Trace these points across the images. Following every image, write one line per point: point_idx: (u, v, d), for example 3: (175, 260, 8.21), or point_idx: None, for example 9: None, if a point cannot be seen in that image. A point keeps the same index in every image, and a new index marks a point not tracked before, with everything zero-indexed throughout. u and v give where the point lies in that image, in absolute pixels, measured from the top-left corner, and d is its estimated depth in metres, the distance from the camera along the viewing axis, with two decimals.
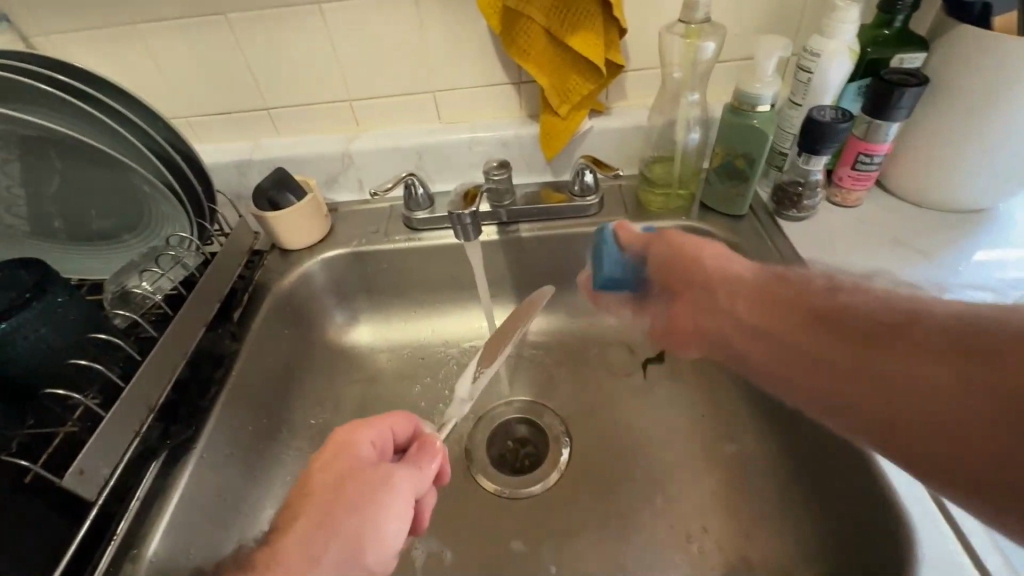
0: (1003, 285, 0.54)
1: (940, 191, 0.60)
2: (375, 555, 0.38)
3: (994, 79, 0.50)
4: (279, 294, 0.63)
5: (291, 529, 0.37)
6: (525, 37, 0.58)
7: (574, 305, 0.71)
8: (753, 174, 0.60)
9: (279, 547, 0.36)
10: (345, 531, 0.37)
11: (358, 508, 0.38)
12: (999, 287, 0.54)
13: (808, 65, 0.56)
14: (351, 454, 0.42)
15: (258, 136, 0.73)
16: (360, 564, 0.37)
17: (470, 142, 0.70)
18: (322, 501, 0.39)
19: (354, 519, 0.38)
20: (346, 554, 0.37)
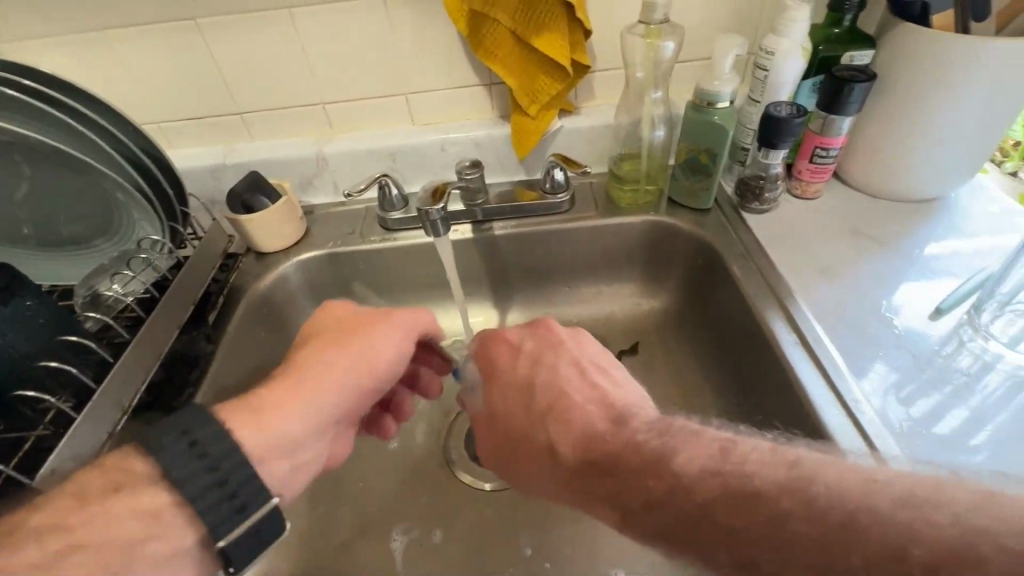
0: (954, 271, 0.57)
1: (894, 182, 0.63)
2: (382, 362, 0.47)
3: (936, 75, 0.53)
4: (255, 297, 0.63)
5: (306, 352, 0.46)
6: (492, 39, 0.60)
7: (549, 300, 0.73)
8: (716, 169, 0.62)
9: (298, 360, 0.45)
10: (355, 352, 0.46)
11: (359, 336, 0.47)
12: (950, 273, 0.56)
13: (764, 62, 0.58)
14: (340, 307, 0.50)
15: (232, 141, 0.73)
16: (372, 366, 0.46)
17: (443, 143, 0.71)
18: (328, 335, 0.46)
19: (359, 344, 0.46)
20: (358, 362, 0.46)
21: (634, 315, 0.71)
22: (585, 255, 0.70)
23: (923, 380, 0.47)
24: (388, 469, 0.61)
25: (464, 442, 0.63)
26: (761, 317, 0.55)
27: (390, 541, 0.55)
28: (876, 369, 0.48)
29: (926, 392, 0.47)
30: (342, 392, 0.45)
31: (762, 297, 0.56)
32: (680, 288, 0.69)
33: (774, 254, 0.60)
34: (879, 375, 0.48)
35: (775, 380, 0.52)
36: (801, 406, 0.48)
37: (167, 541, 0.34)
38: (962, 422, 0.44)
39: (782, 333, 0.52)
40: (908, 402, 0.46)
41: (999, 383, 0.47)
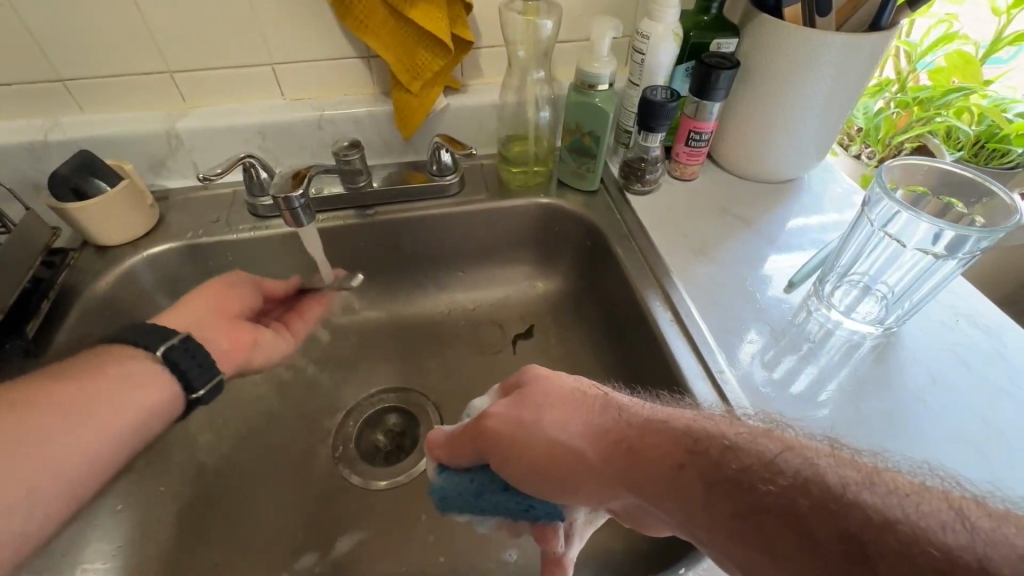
0: (811, 245, 0.62)
1: (759, 166, 0.68)
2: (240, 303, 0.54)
3: (791, 64, 0.57)
4: (94, 299, 0.55)
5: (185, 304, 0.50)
6: (360, 8, 0.55)
7: (443, 286, 0.71)
8: (600, 151, 0.63)
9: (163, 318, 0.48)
10: (217, 286, 0.53)
11: (208, 286, 0.52)
12: (807, 247, 0.62)
13: (640, 46, 0.59)
14: (235, 285, 0.54)
15: (55, 114, 0.61)
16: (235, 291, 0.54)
17: (319, 120, 0.65)
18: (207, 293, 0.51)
19: (222, 279, 0.53)
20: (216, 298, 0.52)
21: (528, 298, 0.71)
22: (477, 240, 0.69)
23: (783, 344, 0.52)
24: (269, 478, 0.56)
25: (355, 439, 0.61)
26: (641, 297, 0.57)
27: (269, 554, 0.51)
28: (745, 335, 0.53)
29: (778, 364, 0.51)
30: (214, 320, 0.50)
31: (643, 279, 0.58)
32: (571, 271, 0.70)
33: (655, 235, 0.62)
34: (741, 347, 0.52)
35: (654, 356, 0.54)
36: (676, 382, 0.50)
37: (159, 380, 0.44)
38: (810, 385, 0.49)
39: (660, 312, 0.55)
40: (771, 364, 0.50)
41: (838, 348, 0.52)
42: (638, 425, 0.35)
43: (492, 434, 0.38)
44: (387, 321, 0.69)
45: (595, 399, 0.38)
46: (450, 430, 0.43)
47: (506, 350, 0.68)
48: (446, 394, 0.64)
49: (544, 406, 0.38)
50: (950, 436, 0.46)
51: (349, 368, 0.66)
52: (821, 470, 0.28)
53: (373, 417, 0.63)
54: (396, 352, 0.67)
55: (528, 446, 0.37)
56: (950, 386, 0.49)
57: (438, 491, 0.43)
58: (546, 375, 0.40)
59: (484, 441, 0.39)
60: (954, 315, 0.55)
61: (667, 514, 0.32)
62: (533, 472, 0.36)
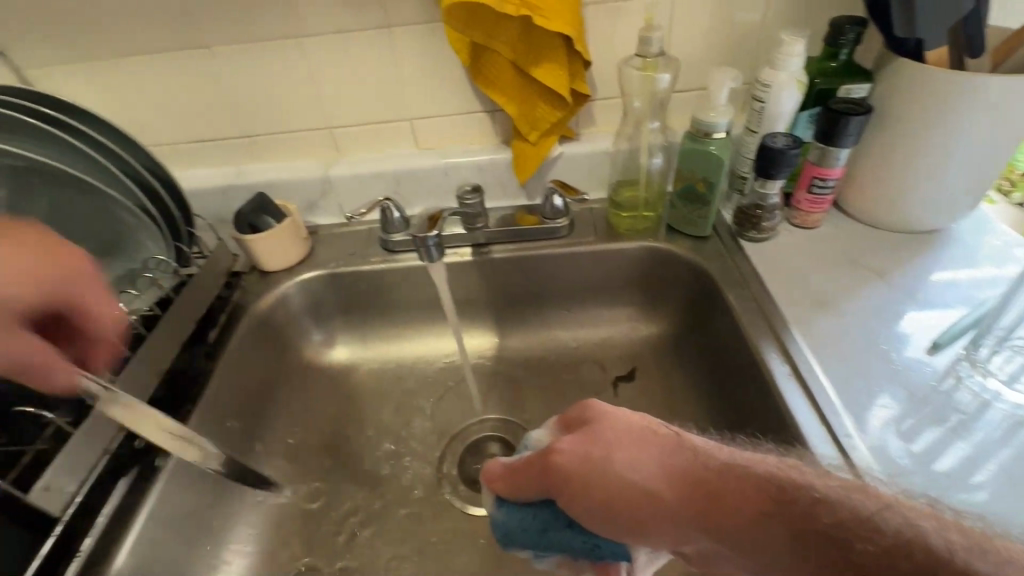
0: (961, 303, 0.56)
1: (897, 215, 0.63)
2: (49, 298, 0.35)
3: (933, 110, 0.54)
4: (258, 315, 0.65)
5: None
6: (492, 71, 0.61)
7: (547, 324, 0.73)
8: (713, 197, 0.63)
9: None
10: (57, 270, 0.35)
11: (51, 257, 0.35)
12: (956, 304, 0.56)
13: (760, 95, 0.59)
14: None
15: (241, 163, 0.75)
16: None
17: (446, 167, 0.73)
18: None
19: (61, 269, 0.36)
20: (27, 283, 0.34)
21: (631, 341, 0.71)
22: (583, 280, 0.70)
23: (926, 412, 0.47)
24: (381, 489, 0.61)
25: (459, 465, 0.64)
26: (755, 348, 0.54)
27: (378, 563, 0.55)
28: (878, 401, 0.48)
29: (909, 431, 0.46)
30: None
31: (757, 328, 0.56)
32: (677, 316, 0.69)
33: (770, 283, 0.60)
34: (874, 412, 0.47)
35: (768, 410, 0.51)
36: (795, 442, 0.47)
37: None
38: (956, 462, 0.43)
39: (776, 365, 0.52)
40: (909, 435, 0.45)
41: (996, 424, 0.46)
42: (714, 468, 0.31)
43: (561, 471, 0.34)
44: (493, 353, 0.73)
45: (666, 438, 0.34)
46: (505, 460, 0.39)
47: (606, 392, 0.68)
48: None
49: (614, 443, 0.34)
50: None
51: (455, 395, 0.70)
52: (924, 532, 0.26)
53: (475, 443, 0.66)
54: (499, 385, 0.70)
55: (603, 485, 0.33)
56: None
57: (498, 528, 0.38)
58: (610, 409, 0.36)
59: (552, 477, 0.35)
60: None
61: (750, 564, 0.30)
62: (603, 517, 0.33)
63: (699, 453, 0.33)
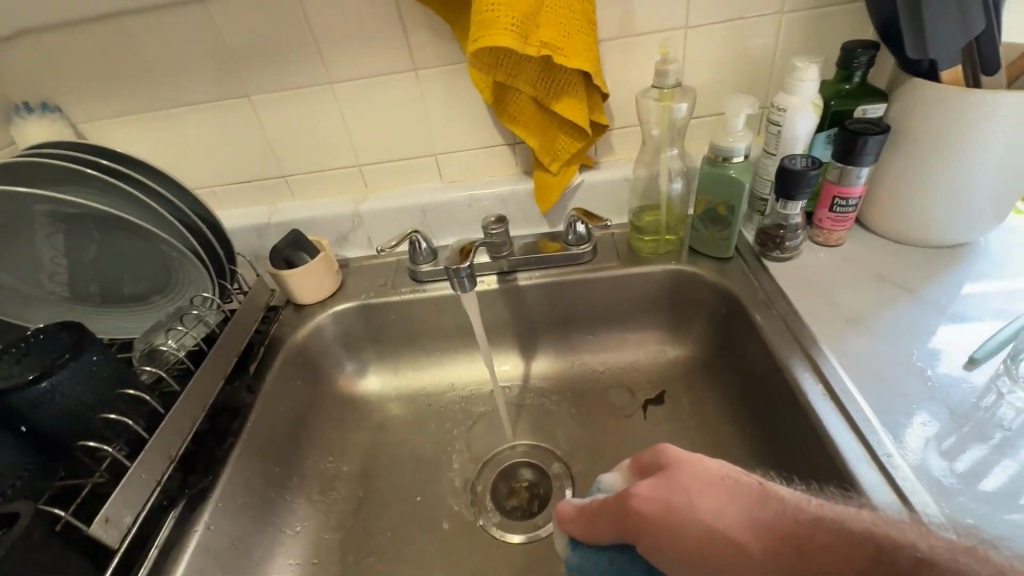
0: (992, 316, 0.55)
1: (920, 231, 0.63)
2: None
3: (950, 127, 0.54)
4: (293, 347, 0.67)
5: None
6: (514, 106, 0.64)
7: (573, 348, 0.74)
8: (735, 220, 0.64)
9: None
10: None
11: None
12: (987, 317, 0.55)
13: (776, 118, 0.60)
14: None
15: (276, 202, 0.79)
16: None
17: (470, 199, 0.75)
18: None
19: None
20: None
21: (658, 364, 0.71)
22: (608, 304, 0.71)
23: (966, 431, 0.46)
24: (416, 518, 0.62)
25: (492, 491, 0.64)
26: (786, 368, 0.54)
27: None
28: (914, 420, 0.47)
29: (953, 451, 0.45)
30: None
31: (787, 348, 0.56)
32: (705, 337, 0.69)
33: (798, 302, 0.60)
34: (912, 431, 0.46)
35: (804, 432, 0.51)
36: (834, 463, 0.47)
37: None
38: (1004, 483, 0.42)
39: (810, 386, 0.52)
40: (950, 455, 0.44)
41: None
42: (805, 522, 0.29)
43: (636, 515, 0.34)
44: (521, 379, 0.74)
45: (751, 488, 0.32)
46: (581, 502, 0.39)
47: (637, 415, 0.68)
48: (577, 455, 0.65)
49: (693, 489, 0.33)
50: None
51: (485, 421, 0.71)
52: None
53: (507, 469, 0.66)
54: (528, 410, 0.71)
55: (680, 533, 0.32)
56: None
57: (575, 571, 0.39)
58: (689, 457, 0.36)
59: (628, 520, 0.34)
60: None
61: None
62: (683, 565, 0.31)
63: (788, 504, 0.31)
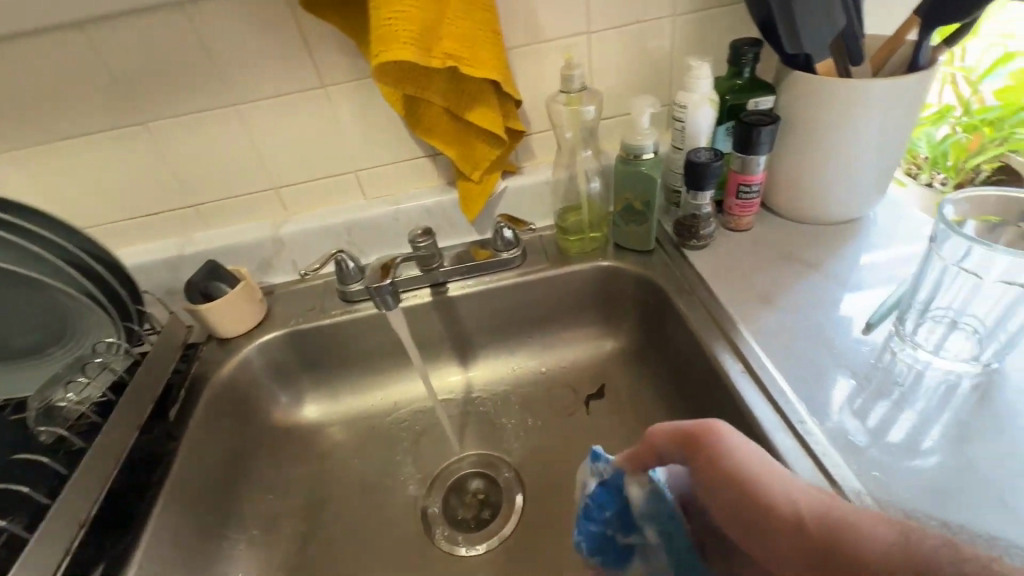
0: (883, 282, 0.61)
1: (816, 211, 0.68)
2: None
3: (830, 114, 0.59)
4: (218, 384, 0.64)
5: None
6: (427, 118, 0.64)
7: (513, 352, 0.75)
8: (652, 213, 0.66)
9: None
10: None
11: None
12: (879, 284, 0.61)
13: (679, 115, 0.64)
14: None
15: (188, 232, 0.75)
16: None
17: (395, 214, 0.74)
18: None
19: None
20: None
21: (597, 358, 0.73)
22: (542, 306, 0.73)
23: (872, 389, 0.50)
24: (365, 545, 0.60)
25: (443, 506, 0.63)
26: (709, 351, 0.57)
27: None
28: (826, 385, 0.51)
29: (859, 415, 0.48)
30: None
31: (709, 332, 0.59)
32: (636, 329, 0.71)
33: (715, 286, 0.63)
34: (826, 396, 0.50)
35: (730, 410, 0.54)
36: (756, 436, 0.49)
37: None
38: (906, 433, 0.47)
39: (730, 364, 0.55)
40: (861, 414, 0.48)
41: (933, 390, 0.50)
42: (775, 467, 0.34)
43: (679, 432, 0.38)
44: (464, 389, 0.73)
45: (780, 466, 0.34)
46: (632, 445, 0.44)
47: (580, 412, 0.69)
48: (524, 459, 0.66)
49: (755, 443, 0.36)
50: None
51: (432, 436, 0.70)
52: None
53: (457, 481, 0.66)
54: (474, 420, 0.71)
55: (716, 450, 0.36)
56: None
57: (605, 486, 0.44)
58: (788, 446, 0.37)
59: (689, 440, 0.37)
60: None
61: (766, 519, 0.32)
62: (663, 446, 0.39)
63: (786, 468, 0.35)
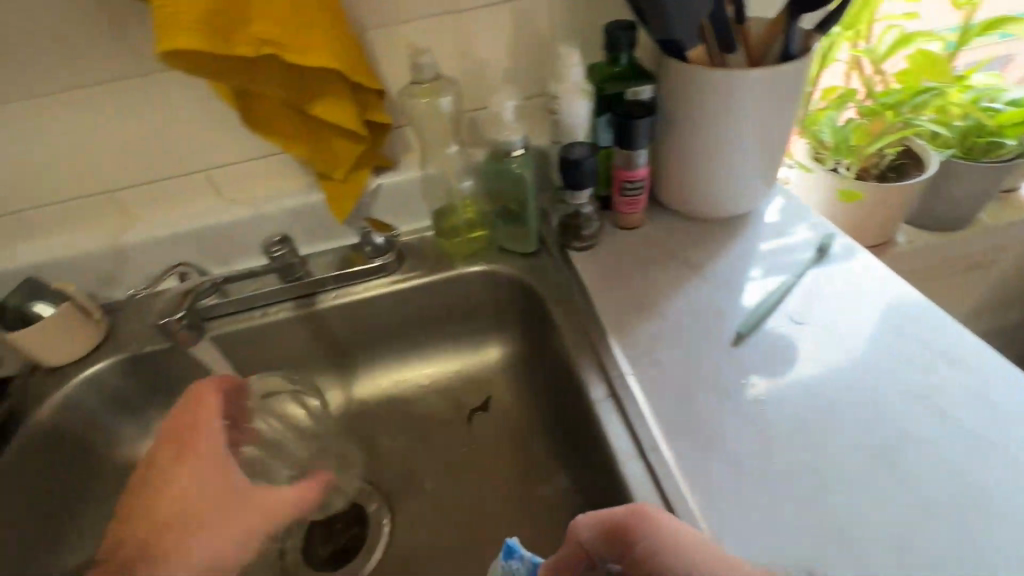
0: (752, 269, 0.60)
1: (702, 205, 0.64)
2: None
3: (706, 105, 0.56)
4: (42, 423, 0.57)
5: None
6: (263, 111, 0.56)
7: (396, 362, 0.69)
8: (530, 214, 0.61)
9: None
10: None
11: None
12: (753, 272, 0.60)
13: (552, 107, 0.58)
14: None
15: (9, 243, 0.64)
16: None
17: (254, 217, 0.66)
18: None
19: None
20: None
21: (484, 368, 0.69)
22: (424, 316, 0.67)
23: (719, 388, 0.49)
24: None
25: (303, 541, 0.59)
26: (577, 366, 0.54)
27: None
28: (680, 392, 0.49)
29: (774, 435, 0.46)
30: None
31: (579, 344, 0.55)
32: (522, 338, 0.67)
33: (593, 291, 0.59)
34: (675, 399, 0.49)
35: (593, 432, 0.50)
36: (611, 461, 0.47)
37: None
38: (742, 432, 0.46)
39: (596, 390, 0.51)
40: (706, 413, 0.47)
41: (777, 383, 0.49)
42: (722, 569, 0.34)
43: (610, 521, 0.38)
44: (340, 409, 0.68)
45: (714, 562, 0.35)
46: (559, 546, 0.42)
47: (461, 428, 0.65)
48: (398, 483, 0.62)
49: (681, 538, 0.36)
50: (936, 440, 0.44)
51: None
52: None
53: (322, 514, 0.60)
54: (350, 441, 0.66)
55: (646, 548, 0.36)
56: (869, 413, 0.46)
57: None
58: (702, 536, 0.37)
59: (620, 531, 0.37)
60: (930, 354, 0.50)
61: None
62: (599, 538, 0.39)
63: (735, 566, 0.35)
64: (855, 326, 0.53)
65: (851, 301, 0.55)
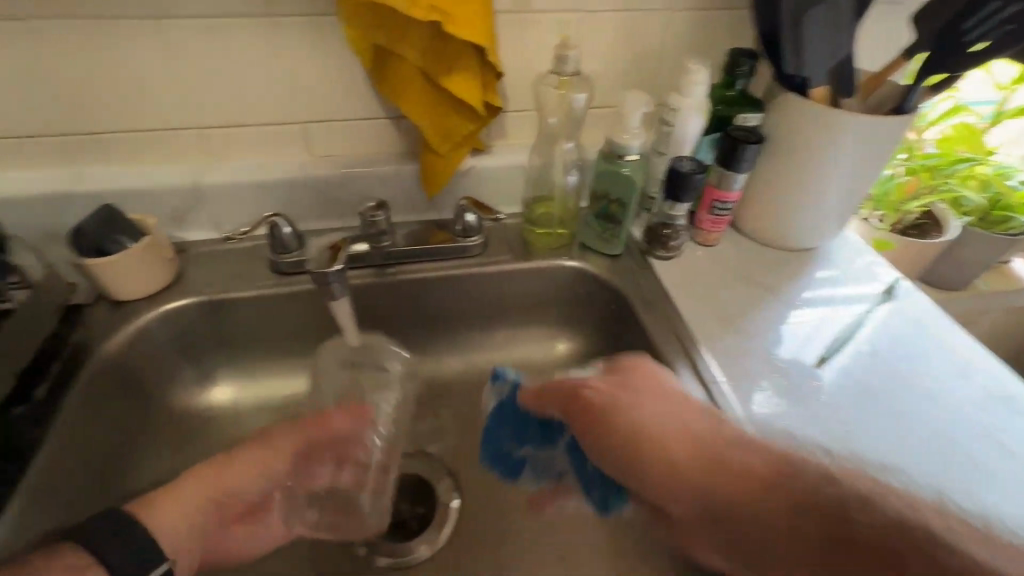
0: (818, 299, 0.64)
1: (781, 234, 0.68)
2: None
3: (817, 141, 0.58)
4: (109, 358, 0.54)
5: None
6: (395, 76, 0.56)
7: (463, 344, 0.70)
8: (626, 218, 0.63)
9: None
10: None
11: None
12: (819, 300, 0.63)
13: (668, 118, 0.60)
14: None
15: (81, 165, 0.60)
16: None
17: (345, 178, 0.65)
18: None
19: None
20: None
21: (548, 361, 0.70)
22: (500, 302, 0.68)
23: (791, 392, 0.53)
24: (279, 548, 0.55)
25: None
26: (669, 367, 0.56)
27: None
28: (759, 393, 0.53)
29: (851, 444, 0.49)
30: None
31: (670, 347, 0.57)
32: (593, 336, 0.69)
33: (679, 301, 0.62)
34: (752, 397, 0.52)
35: None
36: None
37: None
38: (813, 432, 0.50)
39: (691, 390, 0.53)
40: (780, 411, 0.51)
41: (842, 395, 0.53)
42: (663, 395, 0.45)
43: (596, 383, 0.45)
44: None
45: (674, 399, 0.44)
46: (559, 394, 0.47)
47: None
48: (463, 463, 0.62)
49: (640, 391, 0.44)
50: (994, 466, 0.48)
51: None
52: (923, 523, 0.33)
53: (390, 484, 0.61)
54: (413, 416, 0.66)
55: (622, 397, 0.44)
56: (926, 432, 0.51)
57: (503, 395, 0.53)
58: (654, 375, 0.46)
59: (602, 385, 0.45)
60: (986, 395, 0.54)
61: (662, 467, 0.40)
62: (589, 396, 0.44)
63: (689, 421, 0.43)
64: (913, 356, 0.57)
65: (911, 336, 0.60)
